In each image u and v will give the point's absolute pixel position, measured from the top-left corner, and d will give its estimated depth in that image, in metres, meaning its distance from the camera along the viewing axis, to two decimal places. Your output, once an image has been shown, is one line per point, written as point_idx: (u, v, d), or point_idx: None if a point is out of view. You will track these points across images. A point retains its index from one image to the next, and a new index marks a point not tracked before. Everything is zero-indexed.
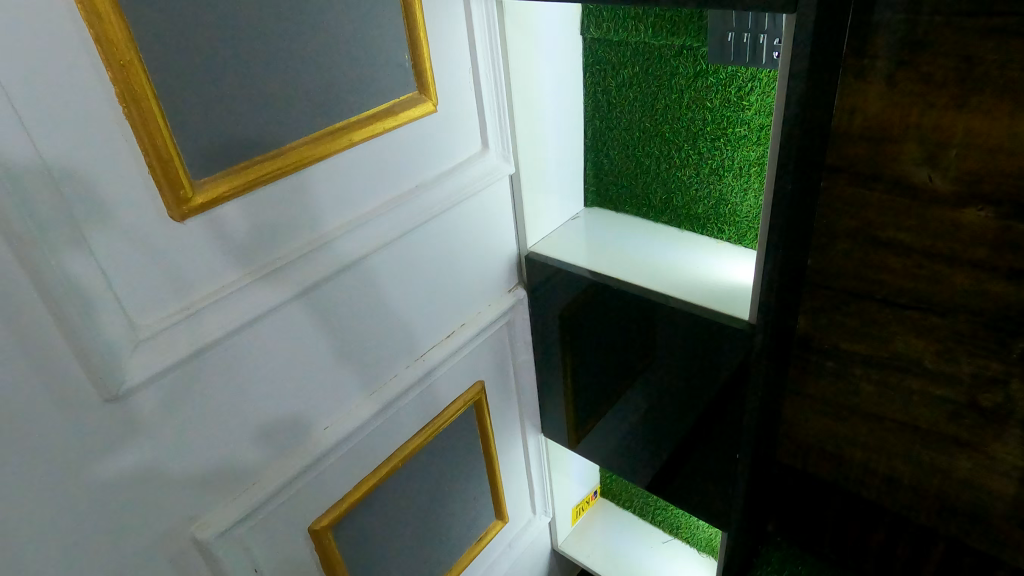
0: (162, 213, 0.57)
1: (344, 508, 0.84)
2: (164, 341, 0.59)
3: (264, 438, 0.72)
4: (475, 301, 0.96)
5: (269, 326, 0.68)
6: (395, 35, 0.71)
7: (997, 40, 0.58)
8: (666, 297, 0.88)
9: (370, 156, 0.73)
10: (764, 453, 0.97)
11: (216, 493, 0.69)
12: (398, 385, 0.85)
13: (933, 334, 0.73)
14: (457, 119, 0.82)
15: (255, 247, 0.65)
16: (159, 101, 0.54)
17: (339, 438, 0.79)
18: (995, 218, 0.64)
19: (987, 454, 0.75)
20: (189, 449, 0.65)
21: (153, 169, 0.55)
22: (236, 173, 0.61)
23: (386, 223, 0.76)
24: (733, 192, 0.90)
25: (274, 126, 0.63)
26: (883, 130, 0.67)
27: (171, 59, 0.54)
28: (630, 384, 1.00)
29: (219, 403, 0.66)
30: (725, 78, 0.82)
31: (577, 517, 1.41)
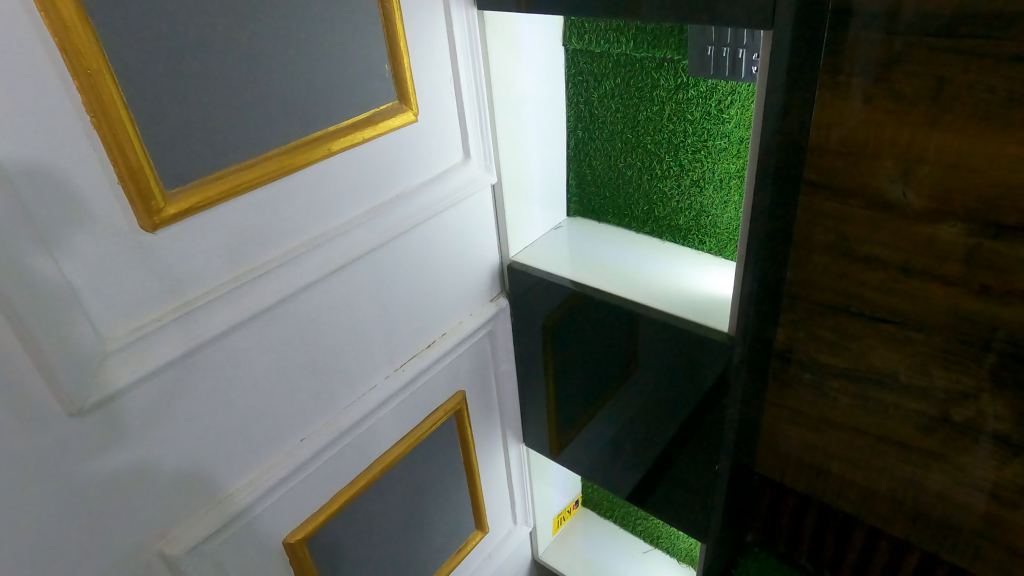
0: (133, 224, 0.56)
1: (319, 520, 0.84)
2: (135, 353, 0.59)
3: (234, 451, 0.71)
4: (456, 310, 0.95)
5: (242, 338, 0.68)
6: (375, 44, 0.71)
7: (967, 61, 0.59)
8: (647, 308, 0.88)
9: (349, 166, 0.73)
10: (742, 464, 0.97)
11: (186, 506, 0.68)
12: (376, 395, 0.85)
13: (908, 348, 0.73)
14: (438, 128, 0.82)
15: (229, 257, 0.65)
16: (129, 111, 0.53)
17: (315, 451, 0.79)
18: (966, 235, 0.65)
19: (960, 468, 0.76)
20: (158, 461, 0.64)
21: (123, 180, 0.55)
22: (209, 184, 0.60)
23: (363, 232, 0.76)
24: (714, 204, 0.90)
25: (249, 136, 0.62)
26: (858, 146, 0.68)
27: (142, 69, 0.53)
28: (611, 394, 1.00)
29: (192, 414, 0.66)
30: (705, 91, 0.82)
31: (558, 526, 1.41)
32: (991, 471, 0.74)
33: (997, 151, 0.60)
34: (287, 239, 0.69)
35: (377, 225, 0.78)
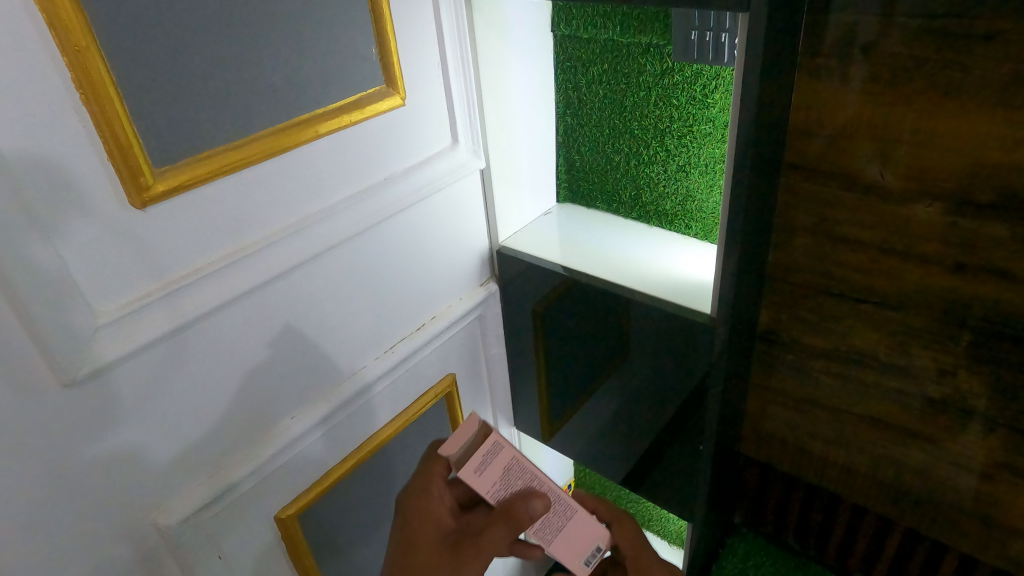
0: (123, 201, 0.58)
1: (311, 498, 0.86)
2: (126, 327, 0.61)
3: (225, 425, 0.73)
4: (446, 294, 0.97)
5: (231, 315, 0.69)
6: (362, 28, 0.72)
7: (940, 41, 0.59)
8: (633, 291, 0.89)
9: (336, 148, 0.74)
10: (728, 446, 0.99)
11: (178, 479, 0.70)
12: (366, 375, 0.87)
13: (886, 327, 0.75)
14: (425, 113, 0.83)
15: (219, 237, 0.66)
16: (118, 89, 0.55)
17: (306, 428, 0.81)
18: (943, 214, 0.66)
19: (939, 445, 0.77)
20: (151, 434, 0.66)
21: (112, 157, 0.56)
22: (198, 163, 0.62)
23: (352, 214, 0.78)
24: (699, 188, 0.91)
25: (236, 117, 0.64)
26: (837, 127, 0.69)
27: (130, 49, 0.55)
28: (599, 377, 1.02)
29: (183, 388, 0.67)
30: (689, 76, 0.83)
31: None
32: (969, 448, 0.75)
33: (971, 129, 0.61)
34: (275, 220, 0.71)
35: (365, 207, 0.79)
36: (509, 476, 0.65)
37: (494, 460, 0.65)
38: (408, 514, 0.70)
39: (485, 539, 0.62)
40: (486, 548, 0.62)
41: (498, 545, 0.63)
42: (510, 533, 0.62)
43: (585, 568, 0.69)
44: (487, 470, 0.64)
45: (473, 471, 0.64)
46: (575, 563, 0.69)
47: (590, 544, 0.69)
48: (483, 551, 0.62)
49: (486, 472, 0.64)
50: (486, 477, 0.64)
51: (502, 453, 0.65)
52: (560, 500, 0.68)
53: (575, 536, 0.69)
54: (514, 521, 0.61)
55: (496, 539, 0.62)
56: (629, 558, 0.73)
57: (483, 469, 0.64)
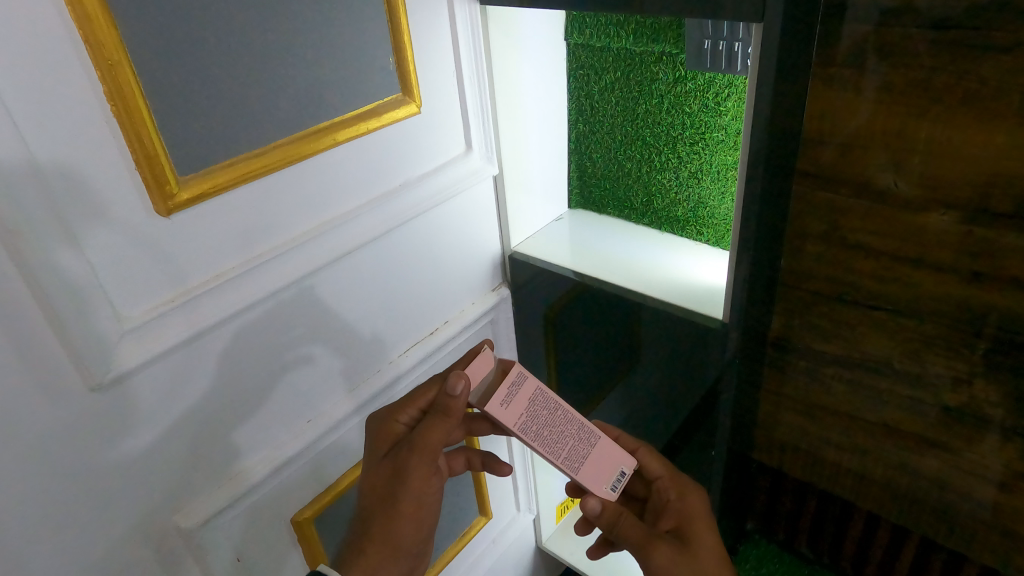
0: (149, 208, 0.59)
1: (325, 502, 0.87)
2: (151, 332, 0.62)
3: (243, 427, 0.74)
4: (459, 299, 0.98)
5: (251, 321, 0.71)
6: (380, 38, 0.74)
7: (956, 51, 0.60)
8: (644, 297, 0.89)
9: (353, 156, 0.75)
10: (740, 452, 0.99)
11: (198, 482, 0.71)
12: (380, 379, 0.88)
13: (900, 334, 0.75)
14: (440, 121, 0.85)
15: (240, 243, 0.68)
16: (146, 100, 0.56)
17: (322, 431, 0.82)
18: (958, 223, 0.66)
19: (954, 453, 0.77)
20: (172, 436, 0.67)
21: (139, 165, 0.58)
22: (220, 171, 0.63)
23: (368, 220, 0.79)
24: (711, 195, 0.91)
25: (257, 126, 0.65)
26: (851, 136, 0.69)
27: (157, 62, 0.56)
28: (610, 382, 1.02)
29: (204, 392, 0.69)
30: (702, 84, 0.84)
31: (562, 515, 1.41)
32: (986, 457, 0.75)
33: (987, 140, 0.61)
34: (294, 226, 0.72)
35: (380, 213, 0.80)
36: (534, 407, 0.68)
37: (519, 393, 0.67)
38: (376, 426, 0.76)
39: (426, 439, 0.71)
40: (427, 443, 0.71)
41: (439, 435, 0.70)
42: (446, 425, 0.70)
43: (611, 492, 0.71)
44: (513, 403, 0.67)
45: (500, 404, 0.66)
46: (601, 488, 0.71)
47: (614, 466, 0.72)
48: (425, 447, 0.71)
49: (512, 404, 0.66)
50: (512, 409, 0.66)
51: (526, 384, 0.68)
52: (583, 428, 0.70)
53: (598, 462, 0.71)
54: (447, 409, 0.68)
55: (435, 436, 0.71)
56: (662, 478, 0.74)
57: (509, 402, 0.66)
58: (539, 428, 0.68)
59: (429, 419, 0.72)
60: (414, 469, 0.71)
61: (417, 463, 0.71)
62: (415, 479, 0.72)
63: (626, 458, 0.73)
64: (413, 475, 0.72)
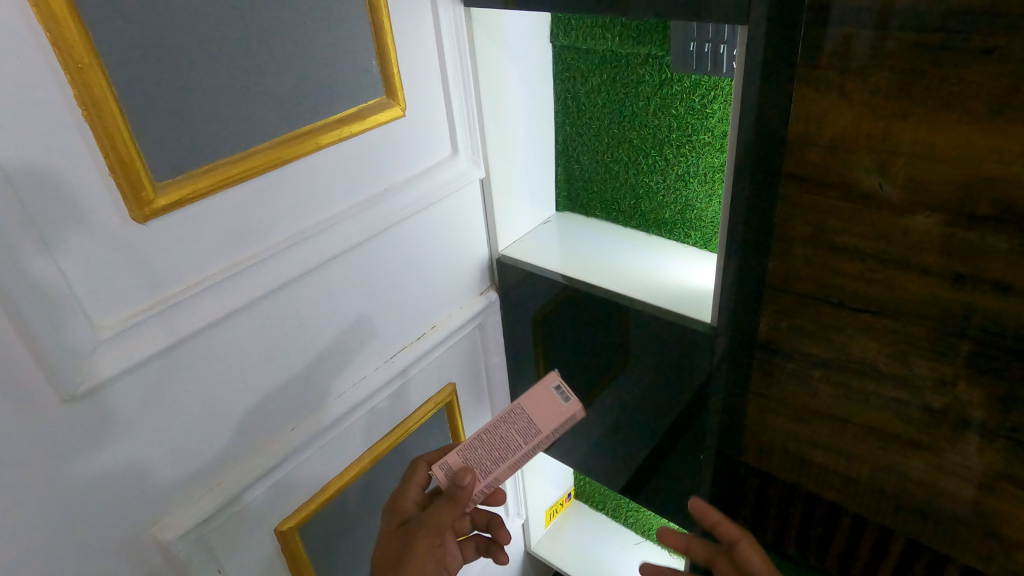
0: (124, 215, 0.58)
1: (311, 509, 0.86)
2: (127, 341, 0.61)
3: (225, 436, 0.73)
4: (446, 304, 0.97)
5: (234, 329, 0.70)
6: (363, 40, 0.73)
7: (937, 54, 0.60)
8: (633, 301, 0.89)
9: (336, 159, 0.74)
10: (728, 455, 0.98)
11: (176, 494, 0.70)
12: (366, 387, 0.87)
13: (886, 337, 0.75)
14: (426, 124, 0.84)
15: (219, 250, 0.66)
16: (119, 103, 0.55)
17: (306, 440, 0.81)
18: (941, 226, 0.66)
19: (938, 455, 0.77)
20: (149, 447, 0.66)
21: (113, 171, 0.56)
22: (199, 176, 0.62)
23: (352, 225, 0.78)
24: (698, 197, 0.91)
25: (237, 131, 0.64)
26: (835, 139, 0.69)
27: (131, 64, 0.55)
28: (598, 385, 1.02)
29: (184, 402, 0.67)
30: (688, 87, 0.84)
31: (549, 520, 1.42)
32: (969, 458, 0.75)
33: (967, 142, 0.61)
34: (276, 232, 0.71)
35: (365, 217, 0.79)
36: (472, 452, 0.74)
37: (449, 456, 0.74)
38: (388, 506, 0.79)
39: (434, 515, 0.71)
40: (432, 522, 0.71)
41: (449, 520, 0.71)
42: (460, 510, 0.70)
43: (558, 386, 0.74)
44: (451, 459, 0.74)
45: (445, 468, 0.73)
46: (563, 411, 0.72)
47: (550, 397, 0.73)
48: (430, 524, 0.71)
49: (450, 460, 0.74)
50: (453, 460, 0.74)
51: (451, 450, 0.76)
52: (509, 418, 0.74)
53: (536, 410, 0.72)
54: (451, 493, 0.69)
55: (444, 516, 0.70)
56: (739, 542, 0.76)
57: (448, 463, 0.74)
58: (489, 459, 0.72)
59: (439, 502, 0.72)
60: (417, 549, 0.71)
61: (421, 544, 0.71)
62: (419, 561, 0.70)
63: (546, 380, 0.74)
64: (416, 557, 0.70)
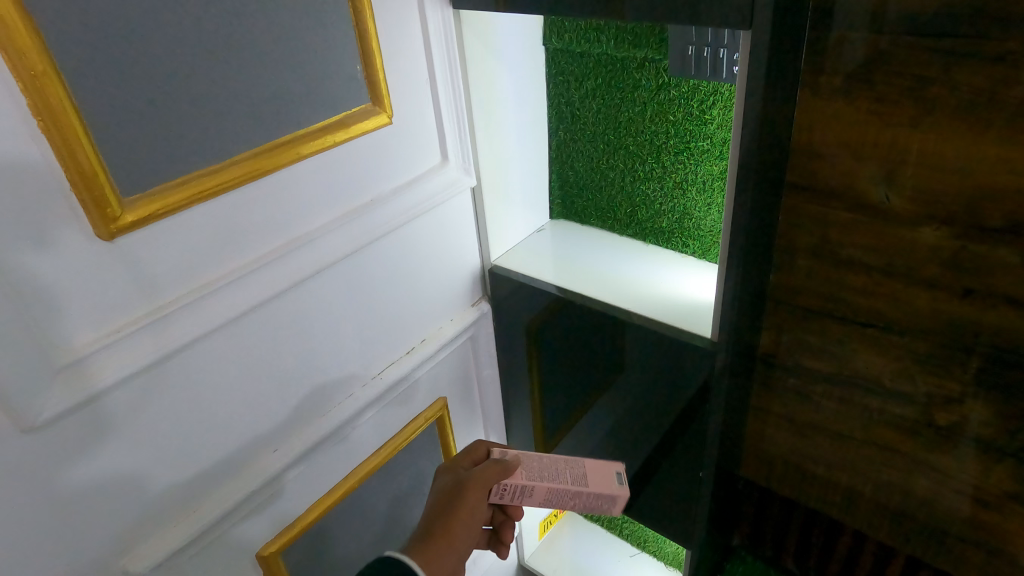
0: (88, 233, 0.55)
1: (294, 532, 0.83)
2: (92, 366, 0.58)
3: (203, 459, 0.70)
4: (437, 316, 0.94)
5: (209, 349, 0.66)
6: (346, 44, 0.69)
7: (949, 60, 0.57)
8: (629, 314, 0.86)
9: (320, 169, 0.71)
10: (727, 470, 0.96)
11: (148, 522, 0.67)
12: (353, 405, 0.84)
13: (892, 352, 0.72)
14: (414, 131, 0.80)
15: (193, 268, 0.63)
16: (80, 115, 0.52)
17: (289, 461, 0.78)
18: (950, 239, 0.64)
19: (943, 472, 0.75)
20: (120, 474, 0.63)
21: (74, 186, 0.53)
22: (170, 191, 0.58)
23: (336, 238, 0.74)
24: (697, 206, 0.88)
25: (210, 142, 0.60)
26: (841, 148, 0.66)
27: (92, 72, 0.51)
28: (594, 398, 0.99)
29: (155, 427, 0.64)
30: (687, 92, 0.81)
31: (544, 531, 1.39)
32: (976, 477, 0.73)
33: (978, 153, 0.59)
34: (255, 247, 0.68)
35: (350, 230, 0.76)
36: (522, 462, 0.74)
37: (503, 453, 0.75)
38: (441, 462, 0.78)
39: (481, 474, 0.70)
40: (478, 480, 0.69)
41: (490, 484, 0.69)
42: (500, 481, 0.69)
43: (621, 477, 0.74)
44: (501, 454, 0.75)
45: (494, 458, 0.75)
46: (612, 487, 0.72)
47: (609, 474, 0.74)
48: (478, 483, 0.69)
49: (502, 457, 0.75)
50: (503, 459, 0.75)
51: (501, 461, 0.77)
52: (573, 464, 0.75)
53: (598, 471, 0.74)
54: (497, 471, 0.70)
55: (487, 478, 0.69)
56: None
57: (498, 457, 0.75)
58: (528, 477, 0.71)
59: (487, 468, 0.71)
60: (467, 501, 0.68)
61: (470, 500, 0.68)
62: (462, 518, 0.67)
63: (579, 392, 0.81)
64: (461, 512, 0.67)
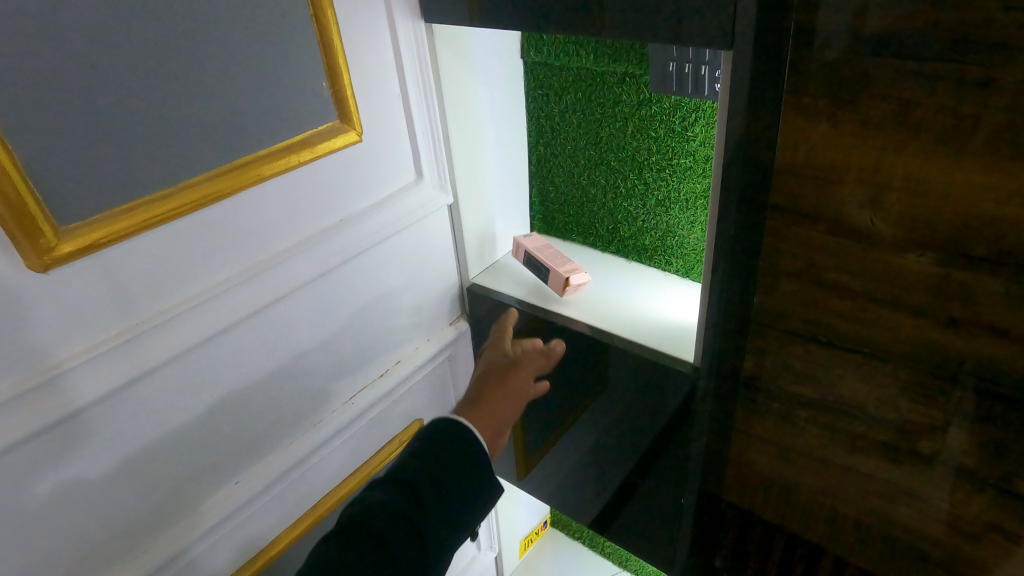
0: (19, 265, 0.51)
1: (259, 566, 0.79)
2: (26, 407, 0.53)
3: (157, 496, 0.66)
4: (412, 336, 0.91)
5: (163, 381, 0.63)
6: (312, 58, 0.66)
7: (936, 84, 0.55)
8: (610, 336, 0.84)
9: (284, 190, 0.67)
10: (710, 493, 0.94)
11: (98, 563, 0.63)
12: (322, 432, 0.81)
13: (876, 378, 0.71)
14: (386, 147, 0.77)
15: (142, 297, 0.59)
16: (6, 139, 0.48)
17: (252, 494, 0.74)
18: (935, 265, 0.62)
19: (927, 500, 0.74)
20: (64, 516, 0.59)
21: (1, 216, 0.49)
22: (115, 218, 0.55)
23: (303, 261, 0.71)
24: (679, 224, 0.86)
25: (162, 164, 0.57)
26: (824, 171, 0.64)
27: (25, 91, 0.48)
28: (575, 419, 0.97)
29: (106, 464, 0.61)
30: (668, 108, 0.79)
31: (524, 549, 1.38)
32: (961, 505, 0.71)
33: (963, 179, 0.57)
34: (214, 273, 0.64)
35: (317, 252, 0.72)
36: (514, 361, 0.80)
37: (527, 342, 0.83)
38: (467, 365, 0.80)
39: (525, 360, 0.77)
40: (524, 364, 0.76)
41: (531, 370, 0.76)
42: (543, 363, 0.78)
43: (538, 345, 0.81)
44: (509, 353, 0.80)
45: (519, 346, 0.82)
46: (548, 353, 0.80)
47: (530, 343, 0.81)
48: (523, 363, 0.76)
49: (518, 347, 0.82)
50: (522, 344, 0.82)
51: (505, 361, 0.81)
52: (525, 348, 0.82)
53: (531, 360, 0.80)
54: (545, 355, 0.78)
55: (530, 366, 0.76)
56: None
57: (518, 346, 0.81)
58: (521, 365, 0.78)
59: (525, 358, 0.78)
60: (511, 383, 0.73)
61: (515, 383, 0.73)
62: (515, 379, 0.73)
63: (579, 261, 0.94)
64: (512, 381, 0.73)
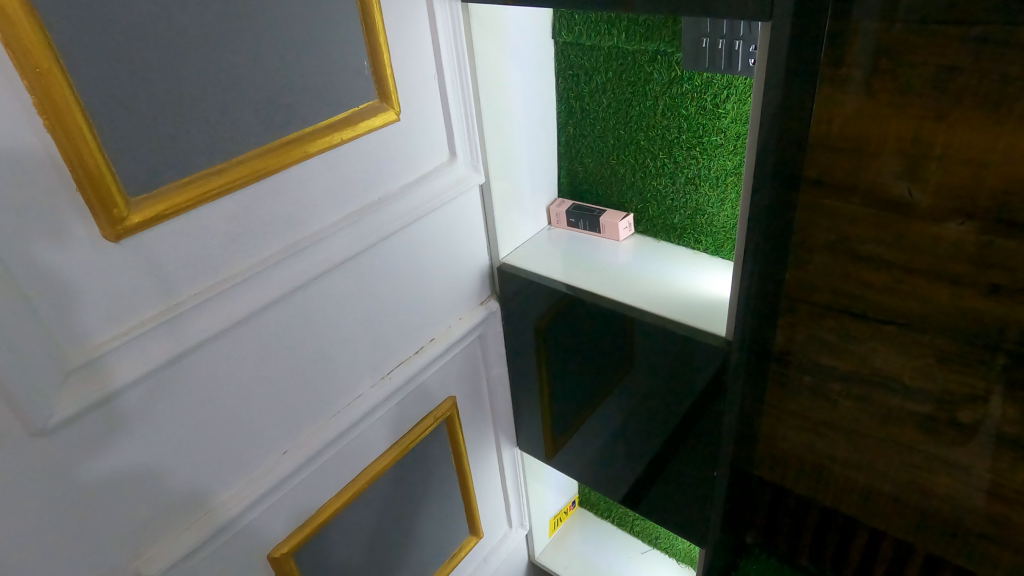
0: (95, 233, 0.54)
1: (305, 534, 0.82)
2: (100, 369, 0.57)
3: (212, 462, 0.69)
4: (446, 315, 0.93)
5: (219, 350, 0.66)
6: (354, 40, 0.68)
7: (978, 48, 0.55)
8: (641, 312, 0.85)
9: (328, 168, 0.70)
10: (741, 469, 0.95)
11: (160, 524, 0.67)
12: (361, 406, 0.83)
13: (914, 350, 0.71)
14: (422, 127, 0.79)
15: (200, 269, 0.62)
16: (86, 113, 0.51)
17: (298, 464, 0.77)
18: (977, 232, 0.62)
19: (965, 471, 0.74)
20: (130, 477, 0.62)
21: (81, 185, 0.52)
22: (177, 191, 0.58)
23: (345, 237, 0.74)
24: (709, 202, 0.87)
25: (218, 141, 0.60)
26: (861, 141, 0.65)
27: (96, 70, 0.50)
28: (605, 397, 0.98)
29: (167, 428, 0.64)
30: (700, 84, 0.79)
31: (554, 528, 1.39)
32: (1000, 476, 0.71)
33: (1007, 143, 0.57)
34: (263, 247, 0.67)
35: (358, 229, 0.75)
36: None
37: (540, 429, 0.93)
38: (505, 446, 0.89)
39: None
40: None
41: None
42: None
43: None
44: None
45: None
46: None
47: None
48: None
49: None
50: None
51: None
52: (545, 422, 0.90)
53: None
54: None
55: None
56: None
57: None
58: None
59: None
60: None
61: None
62: None
63: (616, 241, 0.99)
64: None
